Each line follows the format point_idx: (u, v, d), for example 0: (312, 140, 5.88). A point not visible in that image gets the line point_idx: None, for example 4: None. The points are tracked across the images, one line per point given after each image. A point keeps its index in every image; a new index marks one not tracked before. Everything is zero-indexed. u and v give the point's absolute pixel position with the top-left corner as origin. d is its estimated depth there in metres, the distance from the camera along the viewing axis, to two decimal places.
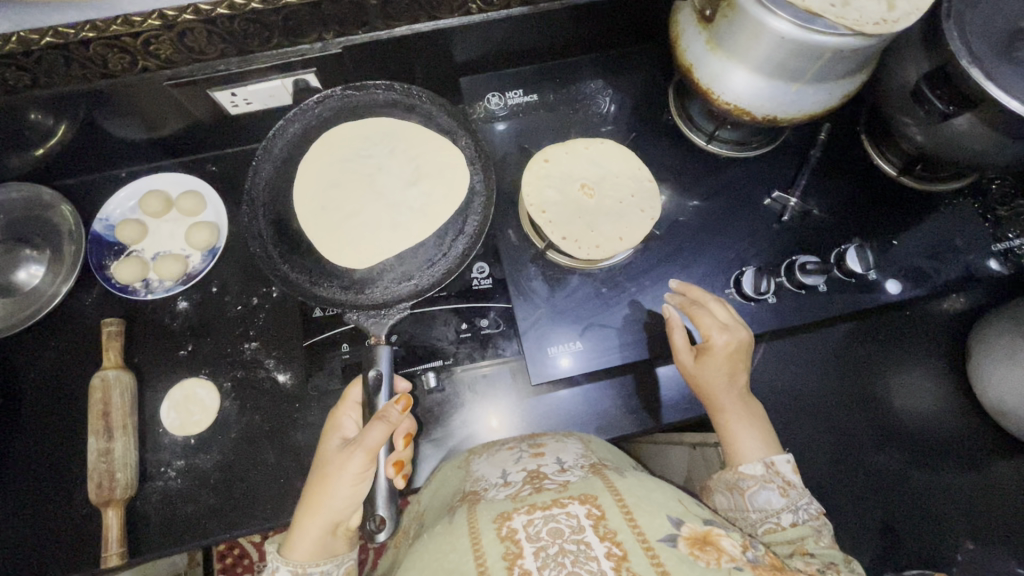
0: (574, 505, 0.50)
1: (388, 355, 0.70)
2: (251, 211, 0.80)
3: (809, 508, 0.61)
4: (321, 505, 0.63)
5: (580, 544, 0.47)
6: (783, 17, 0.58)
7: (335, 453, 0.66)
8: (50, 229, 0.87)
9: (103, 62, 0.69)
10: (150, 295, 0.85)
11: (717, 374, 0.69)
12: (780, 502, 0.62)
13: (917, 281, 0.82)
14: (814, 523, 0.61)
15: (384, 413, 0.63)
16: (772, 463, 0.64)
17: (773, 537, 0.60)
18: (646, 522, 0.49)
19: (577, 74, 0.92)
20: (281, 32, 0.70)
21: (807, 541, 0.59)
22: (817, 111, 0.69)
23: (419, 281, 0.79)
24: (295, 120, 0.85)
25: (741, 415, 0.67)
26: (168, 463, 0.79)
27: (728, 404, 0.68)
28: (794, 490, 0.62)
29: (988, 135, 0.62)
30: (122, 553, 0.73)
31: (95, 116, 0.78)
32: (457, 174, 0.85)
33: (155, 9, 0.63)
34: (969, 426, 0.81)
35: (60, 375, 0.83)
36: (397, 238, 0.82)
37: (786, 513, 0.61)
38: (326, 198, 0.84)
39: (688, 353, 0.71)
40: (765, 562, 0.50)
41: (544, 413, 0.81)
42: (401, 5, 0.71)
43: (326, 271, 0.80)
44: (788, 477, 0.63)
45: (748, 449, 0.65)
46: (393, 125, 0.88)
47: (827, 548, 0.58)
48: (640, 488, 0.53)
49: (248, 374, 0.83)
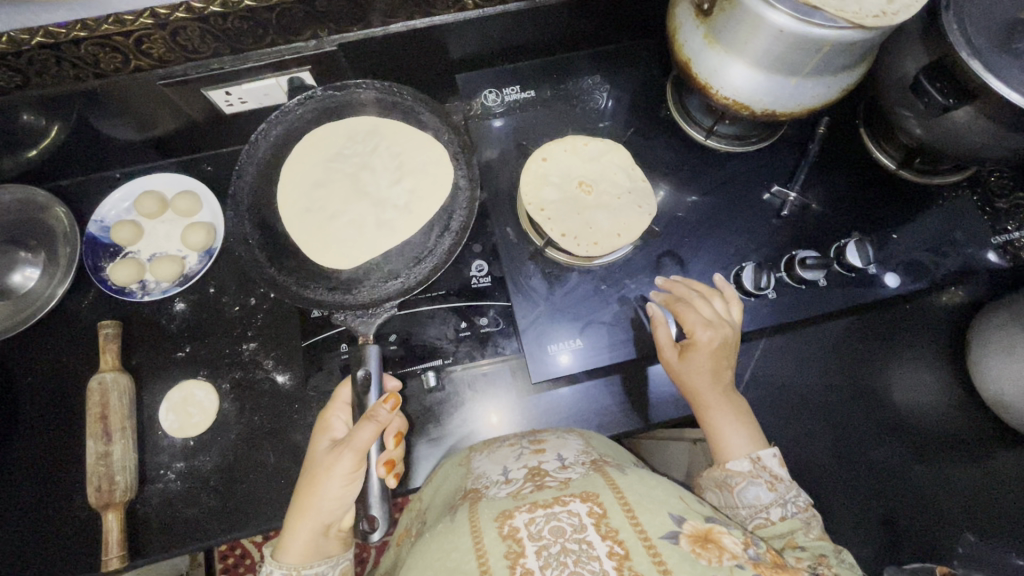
0: (576, 503, 0.50)
1: (376, 354, 0.70)
2: (236, 213, 0.79)
3: (797, 501, 0.61)
4: (310, 507, 0.63)
5: (583, 544, 0.47)
6: (781, 10, 0.58)
7: (323, 454, 0.66)
8: (45, 231, 0.86)
9: (95, 62, 0.68)
10: (146, 297, 0.85)
11: (702, 370, 0.68)
12: (768, 497, 0.62)
13: (917, 275, 0.82)
14: (803, 515, 0.61)
15: (373, 413, 0.64)
16: (758, 458, 0.64)
17: (765, 532, 0.60)
18: (648, 520, 0.48)
19: (575, 69, 0.91)
20: (275, 30, 0.70)
21: (796, 535, 0.59)
22: (816, 105, 0.68)
23: (406, 281, 0.78)
24: (276, 123, 0.84)
25: (728, 412, 0.67)
26: (167, 466, 0.78)
27: (713, 400, 0.68)
28: (782, 483, 0.62)
29: (988, 127, 0.62)
30: (122, 557, 0.73)
31: (89, 116, 0.77)
32: (441, 172, 0.85)
33: (147, 8, 0.62)
34: (970, 419, 0.82)
35: (58, 379, 0.82)
36: (383, 237, 0.82)
37: (775, 508, 0.61)
38: (311, 199, 0.84)
39: (672, 351, 0.71)
40: (766, 560, 0.50)
41: (545, 410, 0.81)
42: (396, 2, 0.70)
43: (314, 274, 0.80)
44: (775, 471, 0.63)
45: (735, 446, 0.65)
46: (374, 124, 0.88)
47: (817, 540, 0.59)
48: (641, 485, 0.53)
49: (247, 375, 0.83)
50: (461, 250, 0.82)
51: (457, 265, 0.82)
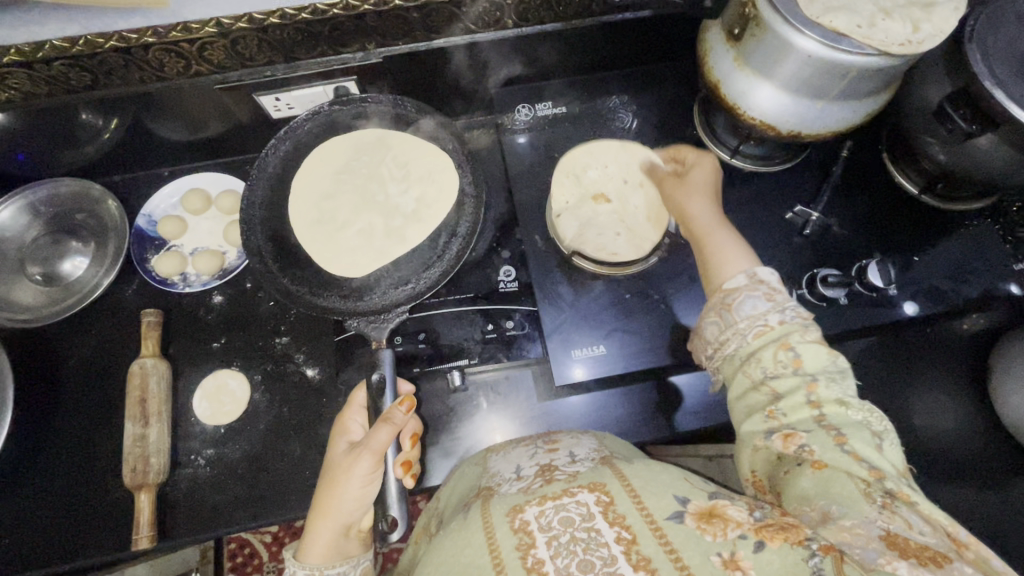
0: (583, 493, 0.52)
1: (390, 359, 0.72)
2: (248, 226, 0.82)
3: (797, 309, 0.59)
4: (331, 508, 0.65)
5: (591, 532, 0.48)
6: (811, 36, 0.60)
7: (341, 456, 0.69)
8: (97, 222, 0.91)
9: (160, 66, 0.73)
10: (186, 289, 0.88)
11: (701, 193, 0.74)
12: (766, 306, 0.60)
13: (937, 300, 0.83)
14: (802, 320, 0.58)
15: (390, 415, 0.66)
16: (755, 273, 0.63)
17: (762, 340, 0.58)
18: (654, 504, 0.50)
19: (604, 88, 0.94)
20: (327, 40, 0.74)
21: (791, 336, 0.57)
22: (840, 128, 0.71)
23: (415, 286, 0.81)
24: (286, 139, 0.88)
25: (723, 236, 0.69)
26: (198, 451, 0.81)
27: (706, 217, 0.72)
28: (780, 295, 0.61)
29: (1010, 155, 0.64)
30: (151, 537, 0.75)
31: (147, 116, 0.82)
32: (446, 178, 0.89)
33: (213, 18, 0.67)
34: (990, 444, 0.81)
35: (100, 363, 0.86)
36: (393, 244, 0.86)
37: (773, 315, 0.59)
38: (321, 210, 0.88)
39: (676, 181, 0.78)
40: (773, 517, 0.48)
41: (563, 415, 0.85)
42: (441, 18, 0.75)
43: (325, 283, 0.83)
44: (773, 284, 0.62)
45: (733, 263, 0.65)
46: (381, 134, 0.91)
47: (813, 343, 0.57)
48: (647, 472, 0.54)
49: (277, 368, 0.86)
50: (490, 256, 0.85)
51: (485, 270, 0.85)
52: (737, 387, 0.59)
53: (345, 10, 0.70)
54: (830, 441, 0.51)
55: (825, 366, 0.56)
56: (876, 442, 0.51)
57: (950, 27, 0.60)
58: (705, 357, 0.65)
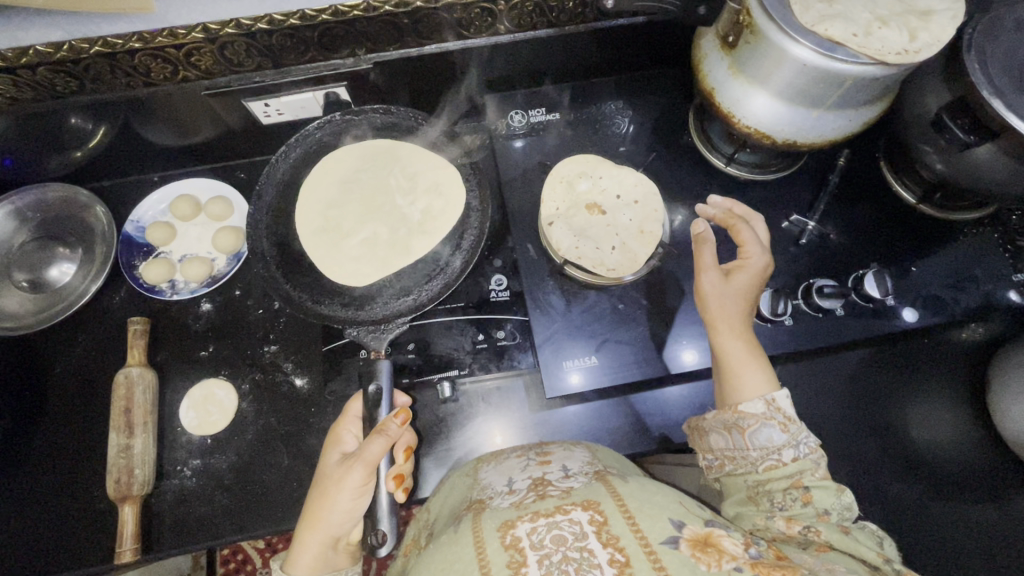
0: (577, 512, 0.50)
1: (388, 369, 0.71)
2: (255, 231, 0.81)
3: (809, 442, 0.58)
4: (320, 520, 0.64)
5: (584, 552, 0.47)
6: (806, 45, 0.59)
7: (334, 467, 0.67)
8: (85, 229, 0.90)
9: (147, 70, 0.72)
10: (174, 296, 0.87)
11: (736, 294, 0.67)
12: (781, 439, 0.58)
13: (935, 310, 0.82)
14: (813, 456, 0.58)
15: (384, 427, 0.64)
16: (772, 399, 0.60)
17: (773, 474, 0.58)
18: (648, 526, 0.48)
19: (599, 94, 0.94)
20: (317, 46, 0.73)
21: (804, 475, 0.57)
22: (838, 137, 0.70)
23: (417, 297, 0.80)
24: (296, 146, 0.88)
25: (748, 353, 0.64)
26: (184, 462, 0.80)
27: (735, 326, 0.65)
28: (795, 424, 0.59)
29: (1010, 165, 0.63)
30: (134, 551, 0.74)
31: (135, 122, 0.81)
32: (452, 189, 0.88)
33: (200, 23, 0.66)
34: (989, 460, 0.80)
35: (85, 371, 0.85)
36: (396, 253, 0.85)
37: (787, 450, 0.58)
38: (325, 218, 0.86)
39: (715, 269, 0.69)
40: (768, 557, 0.48)
41: (556, 426, 0.83)
42: (433, 24, 0.74)
43: (325, 291, 0.81)
44: (789, 412, 0.59)
45: (749, 386, 0.62)
46: (391, 144, 0.91)
47: (824, 480, 0.57)
48: (641, 492, 0.53)
49: (266, 377, 0.84)
50: (481, 264, 0.84)
51: (477, 279, 0.83)
52: (742, 506, 0.60)
53: (334, 15, 0.68)
54: (835, 530, 0.54)
55: (834, 505, 0.56)
56: (877, 539, 0.56)
57: (948, 36, 0.59)
58: (705, 461, 0.65)
